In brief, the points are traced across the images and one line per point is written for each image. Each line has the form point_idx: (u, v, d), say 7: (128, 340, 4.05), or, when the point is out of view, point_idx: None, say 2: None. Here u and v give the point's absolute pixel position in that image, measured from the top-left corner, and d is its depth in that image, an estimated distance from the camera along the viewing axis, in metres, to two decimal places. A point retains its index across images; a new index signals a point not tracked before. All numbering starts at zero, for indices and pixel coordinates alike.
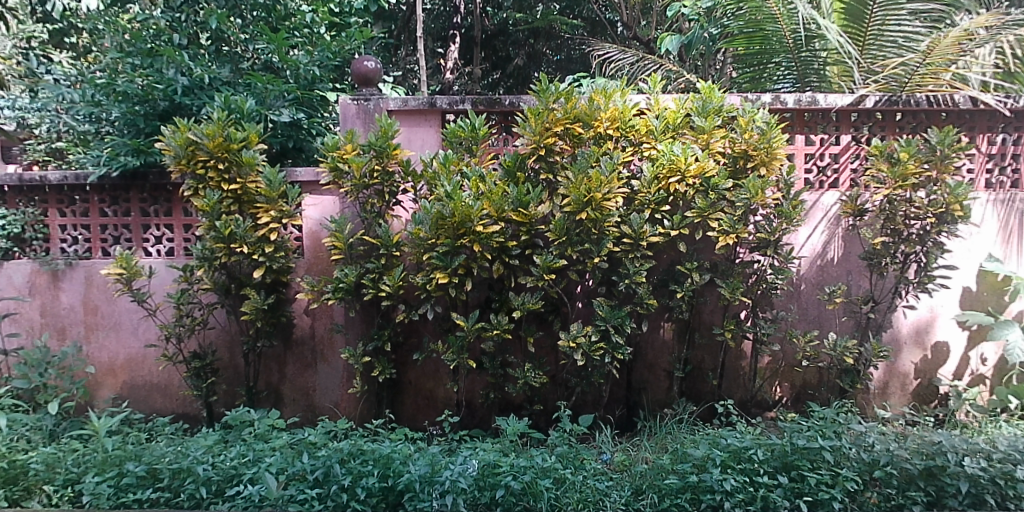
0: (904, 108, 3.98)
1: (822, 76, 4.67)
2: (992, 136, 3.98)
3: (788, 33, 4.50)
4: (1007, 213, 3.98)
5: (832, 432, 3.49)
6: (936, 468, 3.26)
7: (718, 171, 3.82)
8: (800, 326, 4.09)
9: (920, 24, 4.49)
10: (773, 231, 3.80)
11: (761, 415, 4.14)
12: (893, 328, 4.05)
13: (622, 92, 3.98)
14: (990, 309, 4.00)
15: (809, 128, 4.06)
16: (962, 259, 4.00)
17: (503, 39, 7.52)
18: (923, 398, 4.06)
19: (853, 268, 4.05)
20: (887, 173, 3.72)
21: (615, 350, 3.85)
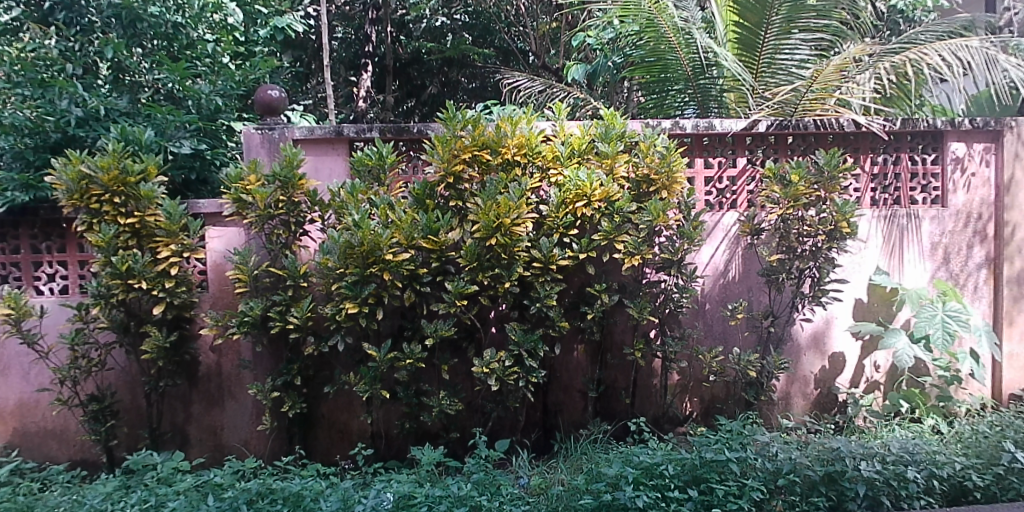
0: (794, 132, 4.18)
1: (721, 103, 4.84)
2: (874, 156, 4.23)
3: (685, 62, 4.70)
4: (892, 228, 4.20)
5: (738, 444, 3.60)
6: (835, 473, 3.40)
7: (622, 195, 3.93)
8: (706, 342, 4.22)
9: (809, 52, 4.72)
10: (676, 251, 3.92)
11: (673, 430, 4.23)
12: (793, 340, 4.23)
13: (528, 119, 4.05)
14: (880, 319, 4.22)
15: (707, 153, 4.22)
16: (853, 273, 4.21)
17: (417, 68, 7.58)
18: (823, 406, 4.25)
19: (753, 285, 4.22)
20: (779, 194, 3.90)
21: (529, 374, 3.88)
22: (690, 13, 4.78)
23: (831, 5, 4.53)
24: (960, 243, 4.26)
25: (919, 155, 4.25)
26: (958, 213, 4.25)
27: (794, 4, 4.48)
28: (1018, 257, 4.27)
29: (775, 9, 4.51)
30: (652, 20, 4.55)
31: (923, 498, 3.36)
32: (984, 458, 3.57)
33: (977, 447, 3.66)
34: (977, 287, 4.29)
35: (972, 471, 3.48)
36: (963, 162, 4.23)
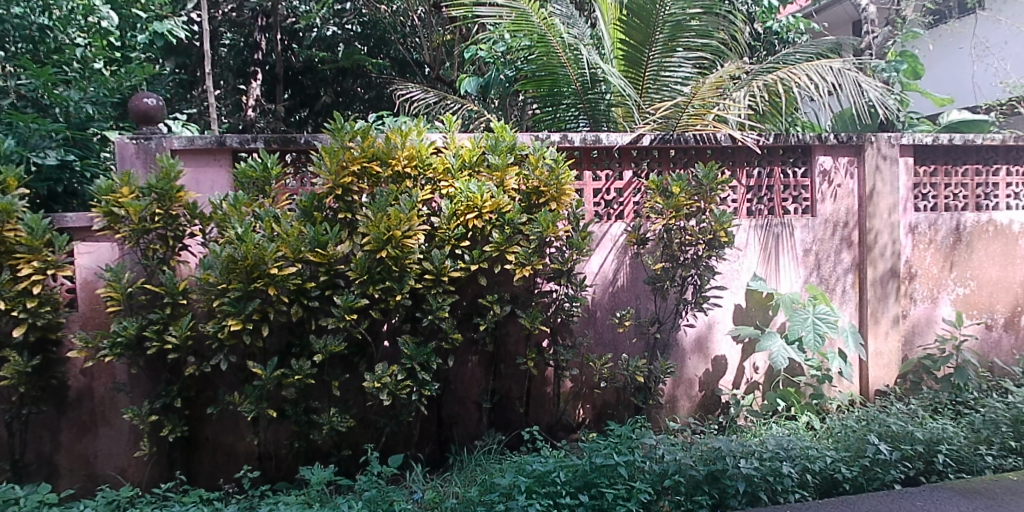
0: (676, 146, 4.35)
1: (609, 117, 4.94)
2: (749, 170, 4.44)
3: (575, 77, 4.81)
4: (767, 237, 4.43)
5: (626, 448, 3.69)
6: (717, 472, 3.55)
7: (513, 207, 3.96)
8: (596, 350, 4.32)
9: (691, 69, 4.91)
10: (565, 262, 4.00)
11: (566, 437, 4.32)
12: (678, 344, 4.37)
13: (418, 131, 4.04)
14: (757, 322, 4.45)
15: (595, 165, 4.32)
16: (732, 279, 4.40)
17: (310, 77, 7.61)
18: (707, 408, 4.42)
19: (640, 293, 4.36)
20: (662, 205, 4.05)
21: (422, 387, 3.85)
22: (577, 30, 4.93)
23: (710, 26, 4.77)
24: (828, 250, 4.54)
25: (791, 168, 4.51)
26: (827, 222, 4.54)
27: (675, 23, 4.69)
28: (880, 261, 4.56)
29: (658, 27, 4.70)
30: (542, 36, 4.65)
31: (798, 491, 3.56)
32: (852, 451, 3.77)
33: (846, 441, 3.86)
34: (844, 291, 4.58)
35: (842, 464, 3.67)
36: (829, 174, 4.52)
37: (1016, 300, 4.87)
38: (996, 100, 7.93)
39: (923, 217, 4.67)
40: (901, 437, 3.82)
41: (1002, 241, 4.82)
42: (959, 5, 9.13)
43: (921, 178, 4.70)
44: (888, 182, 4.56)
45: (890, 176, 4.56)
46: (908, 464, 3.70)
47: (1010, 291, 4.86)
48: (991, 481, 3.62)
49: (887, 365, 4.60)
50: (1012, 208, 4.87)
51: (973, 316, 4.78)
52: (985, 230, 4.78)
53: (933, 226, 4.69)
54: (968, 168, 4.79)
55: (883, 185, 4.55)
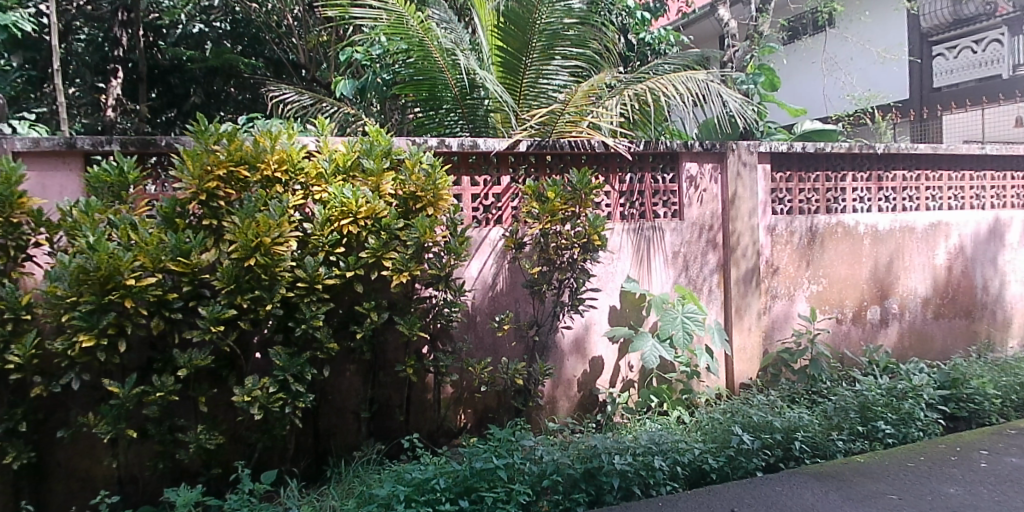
0: (551, 151, 4.43)
1: (487, 123, 5.00)
2: (622, 176, 4.59)
3: (453, 83, 4.81)
4: (640, 239, 4.59)
5: (506, 451, 3.74)
6: (594, 469, 3.63)
7: (389, 212, 3.89)
8: (477, 354, 4.33)
9: (567, 77, 5.01)
10: (443, 267, 3.98)
11: (448, 443, 4.33)
12: (557, 345, 4.45)
13: (289, 134, 3.92)
14: (631, 323, 4.61)
15: (473, 171, 4.32)
16: (607, 282, 4.53)
17: (178, 75, 7.41)
18: (584, 407, 4.53)
19: (519, 296, 4.42)
20: (538, 210, 4.10)
21: (296, 399, 3.72)
22: (455, 35, 4.94)
23: (583, 35, 4.89)
24: (696, 251, 4.77)
25: (660, 174, 4.69)
26: (694, 225, 4.76)
27: (552, 32, 4.79)
28: (743, 261, 4.84)
29: (535, 35, 4.77)
30: (420, 41, 4.65)
31: (669, 484, 3.70)
32: (718, 442, 3.95)
33: (713, 433, 4.04)
34: (711, 290, 4.82)
35: (709, 455, 3.84)
36: (696, 180, 4.74)
37: (863, 296, 5.29)
38: (844, 112, 8.79)
39: (780, 219, 5.00)
40: (762, 426, 4.03)
41: (850, 241, 5.23)
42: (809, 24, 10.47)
43: (778, 183, 5.02)
44: (748, 187, 4.84)
45: (750, 182, 4.85)
46: (768, 451, 3.93)
47: (857, 288, 5.27)
48: (842, 464, 3.90)
49: (750, 359, 4.88)
50: (858, 211, 5.30)
51: (825, 311, 5.16)
52: (834, 231, 5.18)
53: (789, 228, 5.03)
54: (819, 174, 5.17)
55: (744, 189, 4.83)
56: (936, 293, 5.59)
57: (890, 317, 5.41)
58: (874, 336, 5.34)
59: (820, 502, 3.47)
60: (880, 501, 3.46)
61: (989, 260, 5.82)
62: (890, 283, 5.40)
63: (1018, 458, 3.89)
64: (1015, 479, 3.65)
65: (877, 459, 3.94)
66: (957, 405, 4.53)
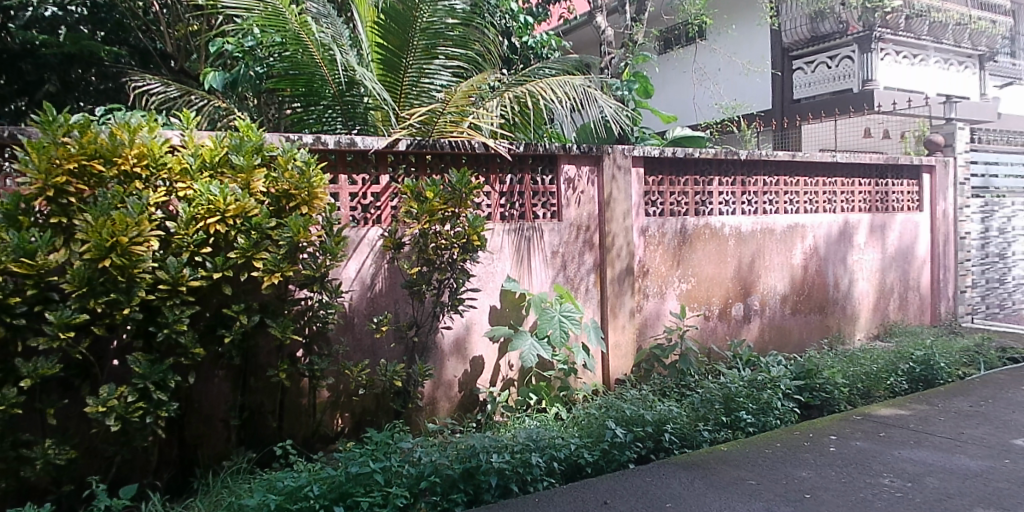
0: (431, 151, 4.40)
1: (367, 120, 4.89)
2: (501, 177, 4.63)
3: (331, 79, 4.70)
4: (519, 240, 4.65)
5: (383, 454, 3.68)
6: (472, 468, 3.62)
7: (260, 211, 3.73)
8: (354, 357, 4.24)
9: (449, 77, 5.02)
10: (319, 267, 3.87)
11: (324, 448, 4.25)
12: (437, 345, 4.43)
13: (150, 128, 3.69)
14: (512, 322, 4.67)
15: (351, 169, 4.23)
16: (487, 282, 4.57)
17: (30, 61, 7.12)
18: (465, 407, 4.54)
19: (398, 297, 4.38)
20: (417, 210, 4.04)
21: (158, 408, 3.50)
22: (334, 30, 4.85)
23: (465, 35, 4.89)
24: (573, 252, 4.88)
25: (539, 176, 4.78)
26: (572, 226, 4.87)
27: (435, 31, 4.76)
28: (618, 261, 5.00)
29: (416, 33, 4.73)
30: (296, 34, 4.51)
31: (545, 479, 3.75)
32: (593, 436, 4.04)
33: (589, 428, 4.14)
34: (587, 289, 4.95)
35: (585, 450, 3.93)
36: (574, 182, 4.86)
37: (728, 293, 5.61)
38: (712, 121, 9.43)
39: (653, 220, 5.21)
40: (635, 420, 4.17)
41: (716, 242, 5.53)
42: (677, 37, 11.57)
43: (651, 186, 5.24)
44: (623, 190, 5.02)
45: (624, 185, 5.02)
46: (640, 444, 4.07)
47: (723, 286, 5.58)
48: (707, 453, 4.11)
49: (624, 355, 5.05)
50: (724, 214, 5.61)
51: (694, 309, 5.43)
52: (702, 233, 5.45)
53: (661, 229, 5.25)
54: (688, 179, 5.43)
55: (618, 192, 5.00)
56: (793, 290, 6.00)
57: (752, 313, 5.75)
58: (738, 331, 5.67)
59: (686, 490, 3.63)
60: (741, 487, 3.66)
61: (839, 259, 6.31)
62: (752, 281, 5.75)
63: (862, 441, 4.23)
64: (860, 461, 3.96)
65: (739, 447, 4.17)
66: (811, 394, 4.87)
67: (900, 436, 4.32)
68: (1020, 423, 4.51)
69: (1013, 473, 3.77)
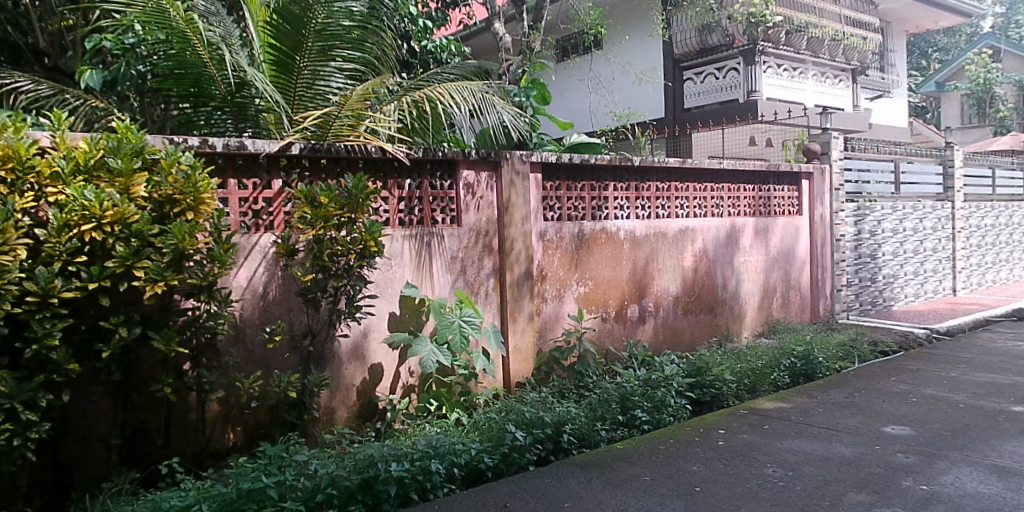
0: (326, 156, 4.31)
1: (258, 123, 4.76)
2: (399, 182, 4.58)
3: (219, 80, 4.53)
4: (418, 245, 4.62)
5: (277, 469, 3.56)
6: (370, 479, 3.52)
7: (141, 216, 3.50)
8: (246, 368, 4.09)
9: (344, 79, 4.93)
10: (206, 276, 3.68)
11: (214, 465, 4.08)
12: (334, 354, 4.34)
13: (15, 128, 3.40)
14: (411, 328, 4.63)
15: (241, 174, 4.08)
16: (386, 289, 4.51)
17: None
18: (364, 416, 4.47)
19: (293, 305, 4.26)
20: (312, 215, 3.93)
21: (27, 430, 3.24)
22: (223, 29, 4.68)
23: (362, 38, 4.83)
24: (473, 257, 4.90)
25: (438, 180, 4.76)
26: (471, 231, 4.88)
27: (330, 33, 4.67)
28: (517, 265, 5.06)
29: (310, 34, 4.63)
30: (181, 33, 4.32)
31: (445, 486, 3.71)
32: (493, 440, 4.04)
33: (489, 433, 4.14)
34: (487, 294, 4.98)
35: (485, 454, 3.91)
36: (473, 187, 4.87)
37: (624, 296, 5.77)
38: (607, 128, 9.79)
39: (551, 225, 5.30)
40: (534, 422, 4.21)
41: (612, 246, 5.68)
42: (573, 46, 11.96)
43: (548, 192, 5.33)
44: (521, 195, 5.08)
45: (523, 190, 5.09)
46: (539, 446, 4.11)
47: (619, 288, 5.74)
48: (604, 452, 4.21)
49: (524, 359, 5.10)
50: (619, 218, 5.78)
51: (592, 311, 5.56)
52: (599, 237, 5.60)
53: (559, 233, 5.35)
54: (585, 184, 5.56)
55: (517, 197, 5.06)
56: (684, 291, 6.25)
57: (647, 314, 5.94)
58: (633, 332, 5.85)
59: (584, 490, 3.70)
60: (635, 483, 3.77)
61: (727, 261, 6.62)
62: (646, 283, 5.94)
63: (748, 434, 4.45)
64: (745, 453, 4.17)
65: (635, 445, 4.30)
66: (701, 391, 5.08)
67: (783, 428, 4.58)
68: (888, 412, 4.87)
69: (881, 458, 4.06)
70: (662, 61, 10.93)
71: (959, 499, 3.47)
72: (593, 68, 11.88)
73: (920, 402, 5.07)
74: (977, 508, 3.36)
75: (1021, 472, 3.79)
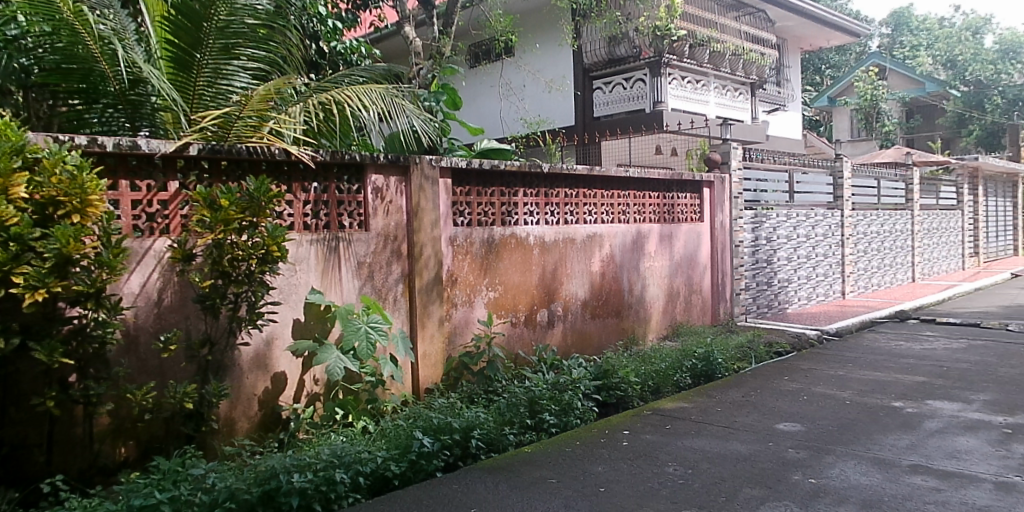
0: (227, 157, 4.16)
1: (155, 122, 4.56)
2: (304, 185, 4.48)
3: (112, 76, 4.32)
4: (324, 251, 4.54)
5: (171, 484, 3.40)
6: (272, 491, 3.40)
7: (21, 219, 3.25)
8: (138, 379, 3.90)
9: (248, 79, 4.79)
10: (94, 283, 3.46)
11: (104, 482, 3.83)
12: (234, 363, 4.20)
13: None
14: (317, 335, 4.53)
15: (134, 175, 3.89)
16: (290, 295, 4.40)
17: None
18: (267, 426, 4.34)
19: (190, 312, 4.09)
20: (210, 219, 3.78)
21: None
22: (115, 23, 4.46)
23: (267, 37, 4.72)
24: (381, 262, 4.84)
25: (345, 184, 4.69)
26: (379, 236, 4.83)
27: (233, 31, 4.53)
28: (426, 270, 5.04)
29: (211, 32, 4.47)
30: (70, 25, 4.08)
31: (351, 496, 3.63)
32: (400, 448, 3.99)
33: (396, 440, 4.09)
34: (396, 299, 4.93)
35: (391, 462, 3.87)
36: (382, 191, 4.83)
37: (533, 300, 5.85)
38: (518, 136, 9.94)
39: (460, 231, 5.31)
40: (442, 428, 4.19)
41: (521, 251, 5.75)
42: (486, 51, 12.10)
43: (459, 197, 5.34)
44: (431, 200, 5.07)
45: (432, 195, 5.08)
46: (447, 452, 4.11)
47: (528, 293, 5.81)
48: (511, 456, 4.25)
49: (433, 364, 5.08)
50: (528, 224, 5.85)
51: (502, 316, 5.60)
52: (508, 242, 5.65)
53: (469, 239, 5.37)
54: (495, 190, 5.60)
55: (426, 202, 5.04)
56: (592, 296, 6.39)
57: (556, 319, 6.04)
58: (542, 336, 5.93)
59: (491, 494, 3.72)
60: (541, 486, 3.82)
61: (633, 266, 6.81)
62: (555, 288, 6.04)
63: (651, 435, 4.59)
64: (647, 453, 4.30)
65: (542, 448, 4.37)
66: (608, 393, 5.21)
67: (683, 427, 4.74)
68: (780, 409, 5.13)
69: (774, 454, 4.28)
70: (572, 70, 11.20)
71: (843, 490, 3.70)
72: (505, 74, 12.03)
73: (810, 400, 5.37)
74: (859, 499, 3.58)
75: (899, 464, 4.07)
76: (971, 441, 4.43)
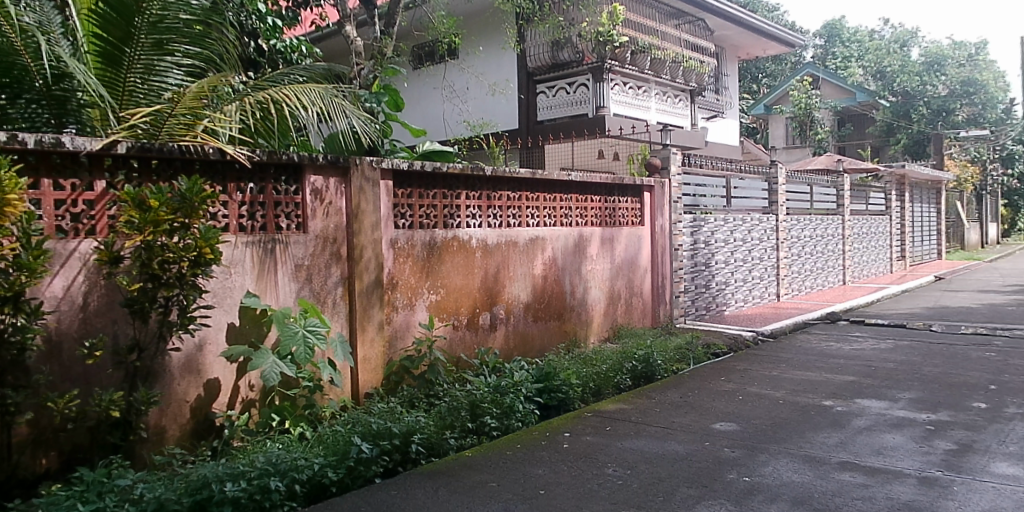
0: (157, 156, 4.02)
1: (81, 119, 4.37)
2: (240, 185, 4.36)
3: (35, 70, 4.13)
4: (260, 253, 4.43)
5: (95, 495, 3.27)
6: (203, 500, 3.30)
7: None
8: (60, 387, 3.72)
9: (181, 76, 4.64)
10: (12, 286, 3.27)
11: (23, 495, 3.58)
12: (165, 369, 4.06)
13: None
14: (252, 340, 4.42)
15: (57, 173, 3.71)
16: (224, 298, 4.28)
17: None
18: (199, 434, 4.21)
19: (118, 317, 3.93)
20: (139, 220, 3.65)
21: None
22: (38, 16, 4.27)
23: (202, 33, 4.61)
24: (319, 264, 4.76)
25: (282, 185, 4.59)
26: (317, 238, 4.74)
27: (165, 26, 4.41)
28: (366, 273, 4.98)
29: (142, 26, 4.34)
30: None
31: (286, 504, 3.53)
32: (338, 454, 3.93)
33: (334, 446, 4.02)
34: (335, 303, 4.85)
35: (329, 468, 3.80)
36: (321, 193, 4.75)
37: (476, 303, 5.84)
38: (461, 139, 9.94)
39: (401, 233, 5.26)
40: (382, 433, 4.14)
41: (463, 254, 5.74)
42: (429, 52, 12.05)
43: (400, 199, 5.29)
44: (371, 202, 5.01)
45: (373, 197, 5.02)
46: (387, 457, 4.06)
47: (470, 296, 5.80)
48: (452, 460, 4.23)
49: (373, 368, 5.02)
50: (471, 226, 5.84)
51: (443, 319, 5.57)
52: (450, 245, 5.63)
53: (410, 241, 5.33)
54: (437, 192, 5.58)
55: (366, 204, 4.98)
56: (534, 299, 6.42)
57: (498, 322, 6.04)
58: (484, 339, 5.92)
59: (431, 499, 3.69)
60: (482, 490, 3.81)
61: (575, 269, 6.88)
62: (497, 291, 6.04)
63: (591, 436, 4.63)
64: (588, 454, 4.34)
65: (483, 452, 4.36)
66: (549, 395, 5.24)
67: (623, 428, 4.81)
68: (717, 409, 5.26)
69: (710, 453, 4.37)
70: (516, 74, 11.28)
71: (776, 488, 3.81)
72: (449, 76, 12.01)
73: (745, 400, 5.51)
74: (791, 496, 3.69)
75: (828, 461, 4.22)
76: (896, 438, 4.61)
